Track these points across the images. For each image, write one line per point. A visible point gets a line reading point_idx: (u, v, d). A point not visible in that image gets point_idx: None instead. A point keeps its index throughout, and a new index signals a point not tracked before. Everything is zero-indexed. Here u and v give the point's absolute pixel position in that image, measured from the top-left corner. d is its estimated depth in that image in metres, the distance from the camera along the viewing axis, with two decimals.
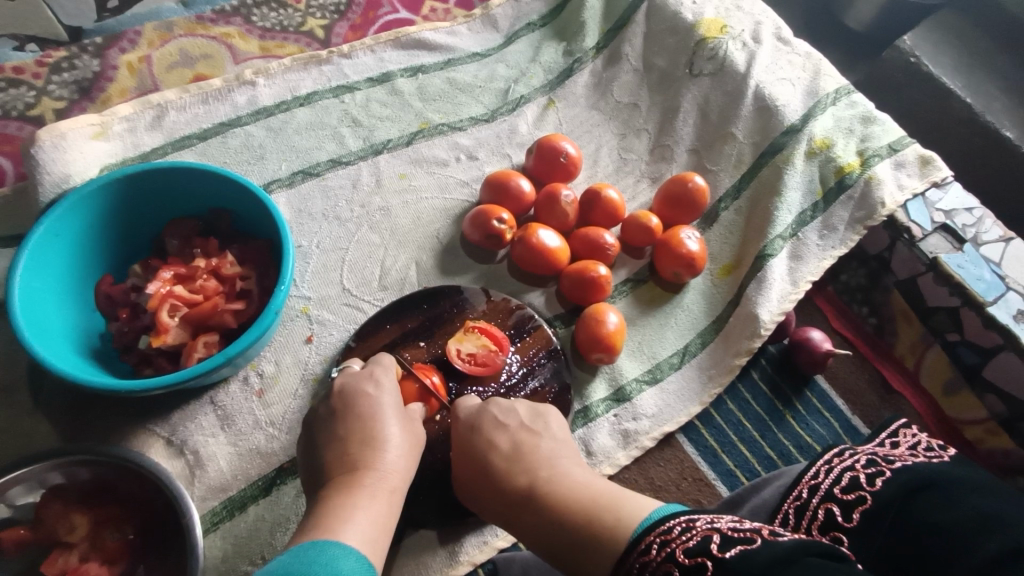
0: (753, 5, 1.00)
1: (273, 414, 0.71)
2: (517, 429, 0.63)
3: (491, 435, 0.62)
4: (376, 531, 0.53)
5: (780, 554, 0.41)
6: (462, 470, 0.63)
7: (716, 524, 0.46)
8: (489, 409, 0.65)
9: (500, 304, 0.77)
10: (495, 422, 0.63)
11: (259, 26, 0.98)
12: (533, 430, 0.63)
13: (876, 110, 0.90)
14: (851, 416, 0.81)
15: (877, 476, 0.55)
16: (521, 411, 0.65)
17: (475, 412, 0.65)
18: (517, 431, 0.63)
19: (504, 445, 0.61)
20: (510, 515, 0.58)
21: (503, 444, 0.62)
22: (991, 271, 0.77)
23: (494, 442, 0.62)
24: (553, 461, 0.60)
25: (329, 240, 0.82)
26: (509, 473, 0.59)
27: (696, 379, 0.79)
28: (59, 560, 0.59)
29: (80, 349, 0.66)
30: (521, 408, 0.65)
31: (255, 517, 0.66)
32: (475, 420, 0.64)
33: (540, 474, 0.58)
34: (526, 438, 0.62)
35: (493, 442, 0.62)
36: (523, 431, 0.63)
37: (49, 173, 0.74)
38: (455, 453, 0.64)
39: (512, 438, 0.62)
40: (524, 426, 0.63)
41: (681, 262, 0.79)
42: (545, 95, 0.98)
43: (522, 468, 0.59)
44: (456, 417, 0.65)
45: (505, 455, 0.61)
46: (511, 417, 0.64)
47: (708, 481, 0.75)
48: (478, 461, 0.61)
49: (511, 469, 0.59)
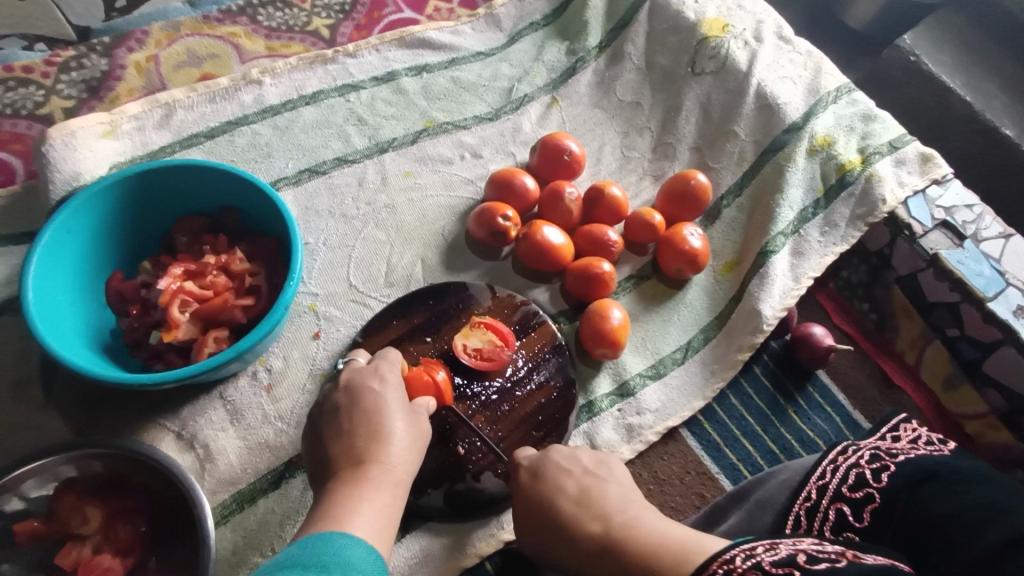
0: (755, 4, 1.00)
1: (282, 408, 0.71)
2: (581, 474, 0.61)
3: (558, 481, 0.61)
4: (381, 523, 0.54)
5: (867, 569, 0.43)
6: (531, 526, 0.60)
7: (801, 547, 0.47)
8: (550, 456, 0.64)
9: (505, 300, 0.78)
10: (558, 467, 0.62)
11: (265, 25, 0.98)
12: (598, 475, 0.61)
13: (877, 108, 0.91)
14: (852, 411, 0.82)
15: (882, 471, 0.57)
16: (585, 458, 0.63)
17: (538, 460, 0.64)
18: (583, 477, 0.61)
19: (572, 490, 0.60)
20: (587, 567, 0.54)
21: (571, 488, 0.60)
22: (991, 267, 0.78)
23: (562, 487, 0.60)
24: (625, 506, 0.57)
25: (336, 237, 0.83)
26: (580, 520, 0.57)
27: (699, 374, 0.80)
28: (72, 552, 0.60)
29: (92, 344, 0.67)
30: (584, 455, 0.64)
31: (265, 510, 0.66)
32: (538, 466, 0.63)
33: (615, 520, 0.55)
34: (593, 483, 0.60)
35: (560, 488, 0.60)
36: (588, 476, 0.61)
37: (59, 171, 0.75)
38: (521, 509, 0.61)
39: (579, 483, 0.60)
40: (588, 472, 0.61)
41: (684, 258, 0.80)
42: (548, 94, 0.99)
43: (592, 514, 0.57)
44: (519, 465, 0.64)
45: (575, 500, 0.58)
46: (573, 463, 0.63)
47: (712, 475, 0.76)
48: (546, 510, 0.59)
49: (580, 516, 0.57)
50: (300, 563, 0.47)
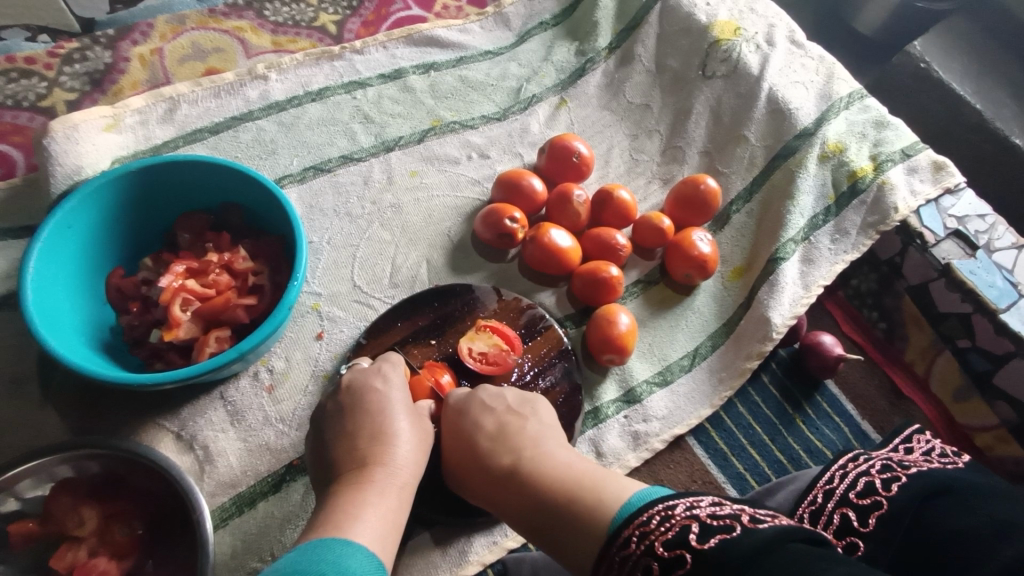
0: (766, 7, 0.99)
1: (284, 410, 0.70)
2: (504, 412, 0.63)
3: (477, 417, 0.63)
4: (387, 528, 0.53)
5: (757, 544, 0.41)
6: (452, 456, 0.63)
7: (697, 513, 0.45)
8: (477, 394, 0.65)
9: (511, 303, 0.77)
10: (481, 405, 0.64)
11: (271, 20, 0.97)
12: (519, 413, 0.63)
13: (890, 114, 0.90)
14: (860, 421, 0.81)
15: (892, 481, 0.56)
16: (509, 397, 0.65)
17: (463, 397, 0.65)
18: (503, 414, 0.63)
19: (489, 426, 0.62)
20: (496, 495, 0.58)
21: (488, 425, 0.62)
22: (1003, 277, 0.77)
23: (480, 424, 0.62)
24: (538, 442, 0.60)
25: (340, 237, 0.82)
26: (493, 453, 0.60)
27: (706, 381, 0.79)
28: (67, 554, 0.58)
29: (91, 343, 0.66)
30: (509, 393, 0.65)
31: (265, 514, 0.65)
32: (461, 403, 0.64)
33: (524, 455, 0.58)
34: (512, 420, 0.62)
35: (479, 424, 0.62)
36: (508, 414, 0.63)
37: (61, 165, 0.74)
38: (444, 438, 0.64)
39: (498, 420, 0.62)
40: (510, 409, 0.63)
41: (693, 264, 0.79)
42: (557, 95, 0.97)
43: (505, 448, 0.60)
44: (444, 403, 0.66)
45: (490, 436, 0.61)
46: (498, 402, 0.64)
47: (718, 485, 0.75)
48: (465, 443, 0.62)
49: (494, 449, 0.60)
50: (298, 571, 0.45)
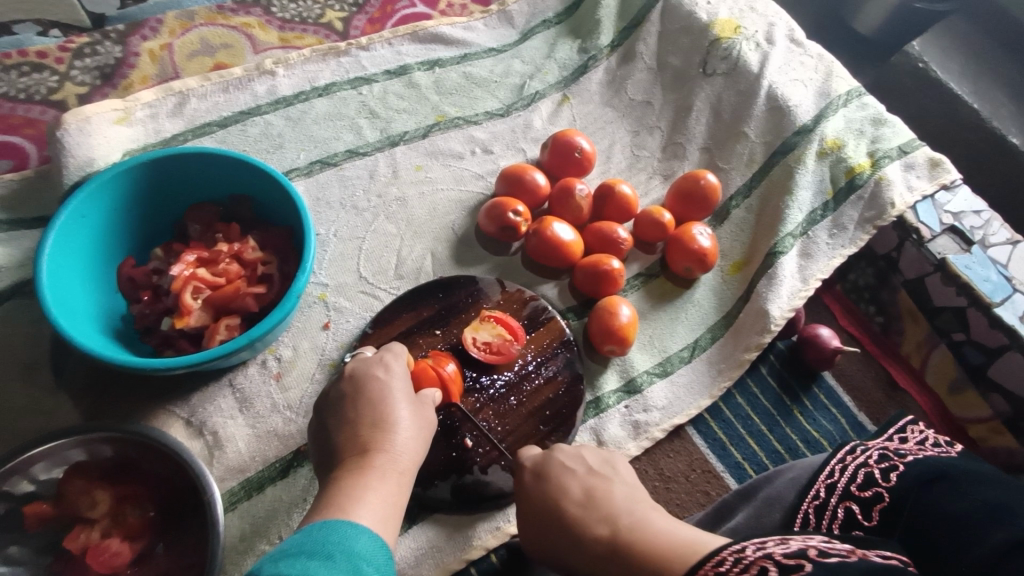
0: (767, 7, 1.01)
1: (291, 397, 0.72)
2: (586, 474, 0.60)
3: (561, 480, 0.60)
4: (387, 511, 0.54)
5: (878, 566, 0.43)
6: (539, 531, 0.58)
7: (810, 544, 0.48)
8: (555, 455, 0.62)
9: (514, 294, 0.78)
10: (563, 467, 0.61)
11: (278, 17, 0.99)
12: (603, 475, 0.60)
13: (888, 112, 0.92)
14: (857, 412, 0.82)
15: (890, 470, 0.58)
16: (590, 458, 0.62)
17: (542, 459, 0.63)
18: (587, 477, 0.60)
19: (576, 492, 0.58)
20: (596, 572, 0.52)
21: (574, 490, 0.58)
22: (998, 272, 0.78)
23: (566, 488, 0.59)
24: (632, 506, 0.55)
25: (346, 229, 0.84)
26: (584, 520, 0.55)
27: (706, 373, 0.80)
28: (80, 536, 0.60)
29: (104, 330, 0.67)
30: (589, 455, 0.63)
31: (273, 498, 0.67)
32: (541, 467, 0.62)
33: (621, 522, 0.53)
34: (599, 483, 0.59)
35: (564, 488, 0.59)
36: (592, 476, 0.60)
37: (73, 156, 0.75)
38: (528, 514, 0.60)
39: (584, 484, 0.59)
40: (594, 471, 0.60)
41: (693, 257, 0.80)
42: (560, 92, 0.99)
43: (599, 516, 0.55)
44: (522, 466, 0.63)
45: (579, 502, 0.57)
46: (579, 463, 0.61)
47: (717, 473, 0.76)
48: (551, 510, 0.58)
49: (587, 517, 0.55)
50: (304, 551, 0.46)
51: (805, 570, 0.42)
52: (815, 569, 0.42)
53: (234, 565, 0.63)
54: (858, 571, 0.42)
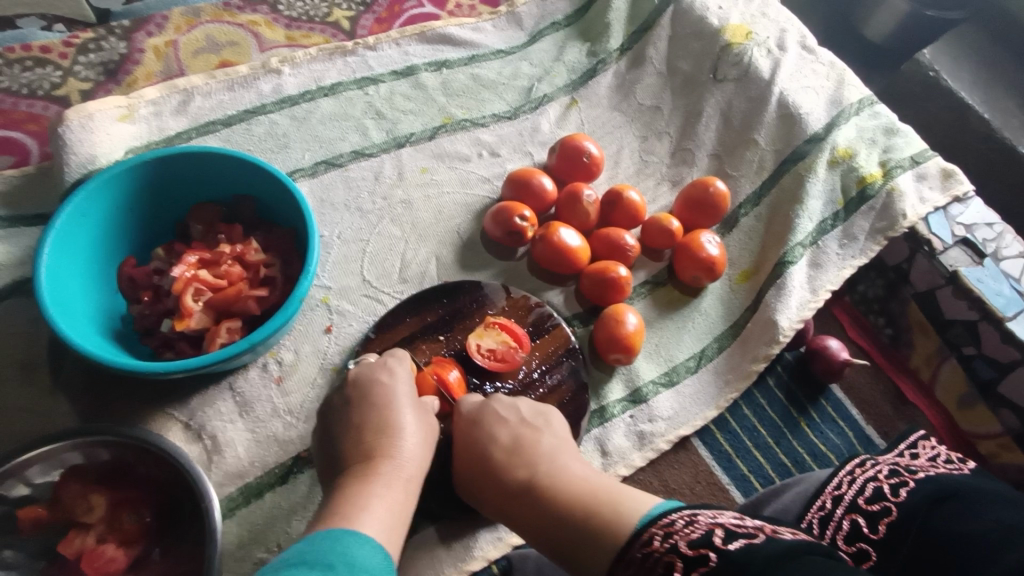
0: (778, 12, 1.00)
1: (292, 402, 0.71)
2: (517, 423, 0.65)
3: (492, 429, 0.65)
4: (393, 521, 0.53)
5: (781, 548, 0.43)
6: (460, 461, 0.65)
7: (721, 521, 0.48)
8: (490, 404, 0.67)
9: (519, 300, 0.77)
10: (496, 416, 0.65)
11: (286, 15, 0.98)
12: (534, 426, 0.65)
13: (900, 122, 0.91)
14: (864, 425, 0.81)
15: (900, 486, 0.56)
16: (523, 408, 0.67)
17: (477, 407, 0.67)
18: (518, 426, 0.65)
19: (504, 439, 0.64)
20: (509, 506, 0.61)
21: (502, 437, 0.64)
22: (1010, 286, 0.77)
23: (495, 436, 0.64)
24: (554, 456, 0.62)
25: (350, 231, 0.83)
26: (509, 466, 0.62)
27: (712, 383, 0.79)
28: (75, 540, 0.59)
29: (103, 330, 0.66)
30: (523, 406, 0.67)
31: (271, 505, 0.66)
32: (475, 412, 0.66)
33: (542, 471, 0.61)
34: (527, 432, 0.64)
35: (493, 437, 0.64)
36: (523, 426, 0.65)
37: (75, 154, 0.74)
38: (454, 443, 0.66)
39: (513, 433, 0.64)
40: (524, 421, 0.65)
41: (701, 266, 0.79)
42: (568, 95, 0.98)
43: (522, 463, 0.62)
44: (457, 409, 0.67)
45: (507, 449, 0.63)
46: (511, 413, 0.66)
47: (722, 486, 0.75)
48: (477, 453, 0.64)
49: (511, 464, 0.62)
50: (305, 561, 0.45)
51: (710, 564, 0.44)
52: (719, 561, 0.44)
53: (232, 573, 0.62)
54: (761, 562, 0.42)
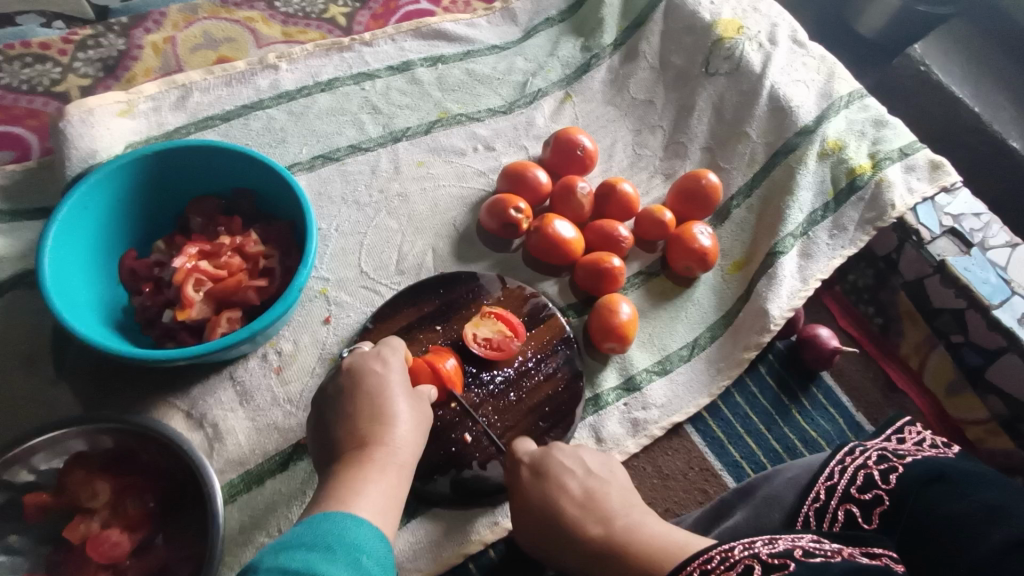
0: (770, 7, 1.01)
1: (292, 391, 0.72)
2: (585, 475, 0.62)
3: (560, 480, 0.62)
4: (386, 503, 0.55)
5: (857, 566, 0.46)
6: (531, 523, 0.61)
7: (799, 543, 0.51)
8: (553, 454, 0.64)
9: (515, 291, 0.78)
10: (562, 466, 0.63)
11: (282, 11, 0.99)
12: (601, 477, 0.62)
13: (889, 114, 0.92)
14: (855, 412, 0.83)
15: (890, 472, 0.58)
16: (588, 460, 0.64)
17: (542, 457, 0.64)
18: (585, 479, 0.62)
19: (574, 491, 0.61)
20: (590, 567, 0.57)
21: (574, 489, 0.61)
22: (997, 275, 0.79)
23: (565, 488, 0.61)
24: (628, 509, 0.59)
25: (348, 224, 0.84)
26: (582, 521, 0.59)
27: (704, 371, 0.80)
28: (81, 525, 0.60)
29: (105, 321, 0.67)
30: (588, 457, 0.65)
31: (272, 491, 0.67)
32: (541, 465, 0.63)
33: (617, 525, 0.57)
34: (597, 484, 0.62)
35: (564, 490, 0.61)
36: (591, 478, 0.62)
37: (76, 148, 0.75)
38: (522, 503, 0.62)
39: (583, 485, 0.61)
40: (591, 473, 0.63)
41: (693, 256, 0.81)
42: (562, 90, 0.99)
43: (595, 517, 0.58)
44: (521, 462, 0.64)
45: (578, 503, 0.60)
46: (577, 463, 0.63)
47: (715, 472, 0.76)
48: (549, 509, 0.60)
49: (583, 518, 0.59)
50: (304, 544, 0.47)
51: (789, 569, 0.47)
52: (798, 568, 0.47)
53: (234, 557, 0.64)
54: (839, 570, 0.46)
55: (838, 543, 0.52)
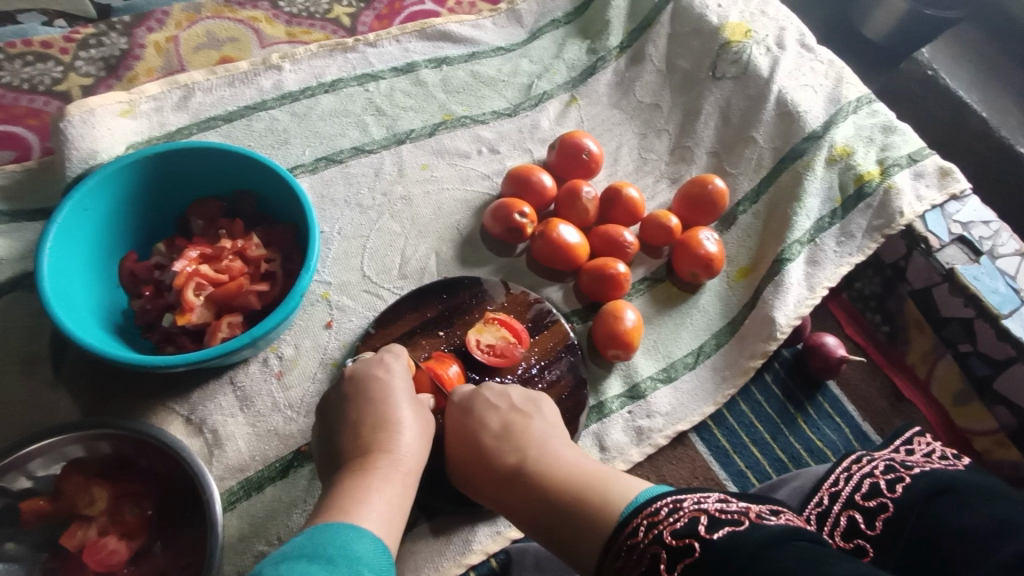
0: (778, 11, 1.00)
1: (293, 396, 0.71)
2: (507, 410, 0.65)
3: (482, 415, 0.64)
4: (391, 514, 0.54)
5: (762, 537, 0.45)
6: (453, 449, 0.64)
7: (704, 505, 0.49)
8: (482, 393, 0.66)
9: (519, 296, 0.78)
10: (486, 403, 0.65)
11: (286, 11, 0.98)
12: (524, 412, 0.65)
13: (898, 120, 0.91)
14: (861, 422, 0.82)
15: (897, 482, 0.57)
16: (514, 395, 0.66)
17: (469, 396, 0.66)
18: (508, 413, 0.64)
19: (494, 425, 0.63)
20: (501, 494, 0.60)
21: (493, 423, 0.63)
22: (1006, 284, 0.78)
23: (485, 422, 0.64)
24: (543, 441, 0.62)
25: (351, 227, 0.83)
26: (499, 452, 0.61)
27: (710, 379, 0.80)
28: (77, 533, 0.59)
29: (104, 324, 0.67)
30: (514, 391, 0.67)
31: (272, 498, 0.66)
32: (467, 402, 0.65)
33: (532, 455, 0.60)
34: (517, 419, 0.64)
35: (484, 423, 0.64)
36: (513, 413, 0.64)
37: (76, 148, 0.75)
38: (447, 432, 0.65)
39: (503, 419, 0.63)
40: (514, 408, 0.65)
41: (700, 263, 0.80)
42: (567, 92, 0.98)
43: (512, 448, 0.61)
44: (449, 400, 0.67)
45: (496, 436, 0.62)
46: (501, 399, 0.66)
47: (719, 481, 0.76)
48: (470, 439, 0.63)
49: (501, 449, 0.61)
50: (306, 554, 0.46)
51: (694, 556, 0.45)
52: (704, 552, 0.45)
53: (233, 565, 0.63)
54: (749, 549, 0.44)
55: (746, 501, 0.50)
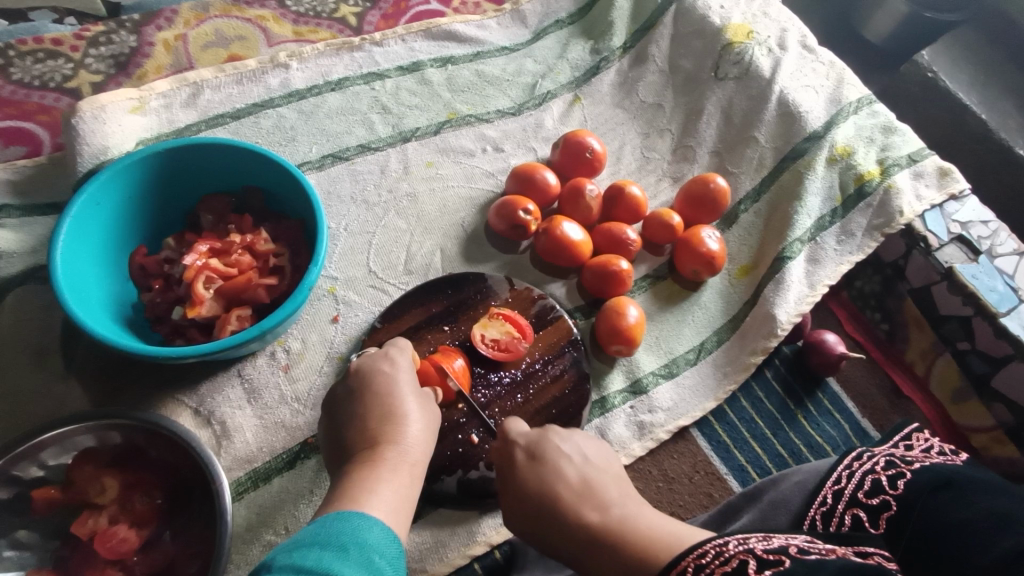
0: (780, 13, 1.01)
1: (299, 389, 0.72)
2: (582, 463, 0.60)
3: (557, 466, 0.59)
4: (398, 503, 0.55)
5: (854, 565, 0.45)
6: (525, 508, 0.58)
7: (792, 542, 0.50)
8: (550, 438, 0.61)
9: (523, 292, 0.79)
10: (558, 452, 0.60)
11: (293, 10, 0.99)
12: (600, 465, 0.60)
13: (898, 120, 0.92)
14: (861, 419, 0.83)
15: (898, 478, 0.58)
16: (587, 446, 0.62)
17: (538, 439, 0.62)
18: (583, 466, 0.60)
19: (572, 478, 0.58)
20: (582, 556, 0.54)
21: (570, 476, 0.58)
22: (1004, 282, 0.79)
23: (562, 473, 0.59)
24: (625, 501, 0.56)
25: (357, 224, 0.84)
26: (577, 507, 0.56)
27: (711, 375, 0.81)
28: (88, 521, 0.61)
29: (115, 317, 0.68)
30: (586, 442, 0.62)
31: (279, 489, 0.67)
32: (537, 449, 0.61)
33: (614, 513, 0.55)
34: (594, 472, 0.59)
35: (560, 474, 0.59)
36: (589, 465, 0.59)
37: (88, 144, 0.76)
38: (516, 484, 0.60)
39: (580, 472, 0.59)
40: (590, 461, 0.60)
41: (702, 260, 0.81)
42: (571, 92, 0.99)
43: (592, 505, 0.56)
44: (516, 443, 0.62)
45: (574, 490, 0.57)
46: (574, 450, 0.61)
47: (720, 476, 0.76)
48: (545, 495, 0.58)
49: (580, 505, 0.56)
50: (318, 542, 0.47)
51: (785, 566, 0.46)
52: (794, 565, 0.46)
53: (241, 555, 0.64)
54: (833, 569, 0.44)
55: (831, 544, 0.51)
